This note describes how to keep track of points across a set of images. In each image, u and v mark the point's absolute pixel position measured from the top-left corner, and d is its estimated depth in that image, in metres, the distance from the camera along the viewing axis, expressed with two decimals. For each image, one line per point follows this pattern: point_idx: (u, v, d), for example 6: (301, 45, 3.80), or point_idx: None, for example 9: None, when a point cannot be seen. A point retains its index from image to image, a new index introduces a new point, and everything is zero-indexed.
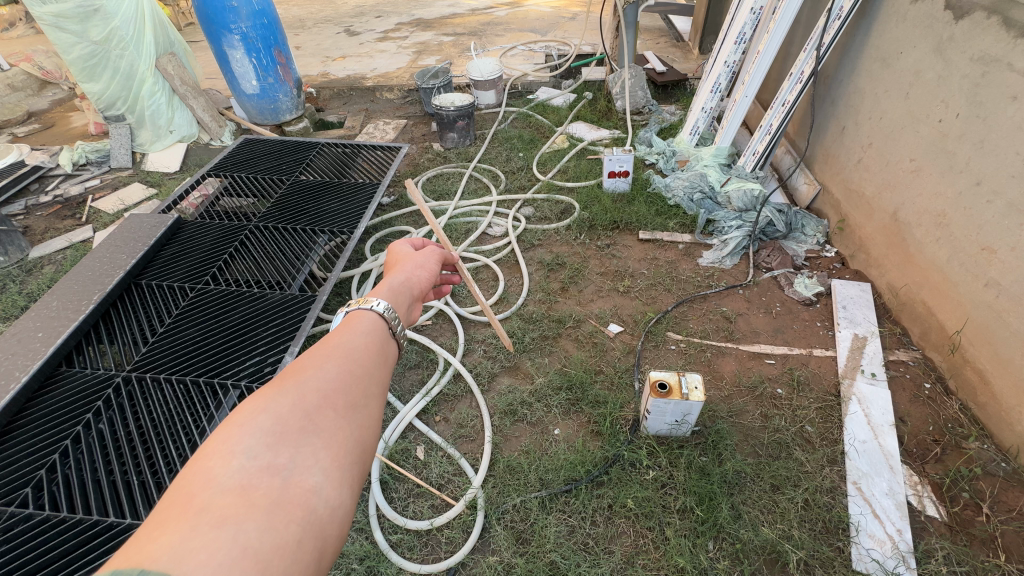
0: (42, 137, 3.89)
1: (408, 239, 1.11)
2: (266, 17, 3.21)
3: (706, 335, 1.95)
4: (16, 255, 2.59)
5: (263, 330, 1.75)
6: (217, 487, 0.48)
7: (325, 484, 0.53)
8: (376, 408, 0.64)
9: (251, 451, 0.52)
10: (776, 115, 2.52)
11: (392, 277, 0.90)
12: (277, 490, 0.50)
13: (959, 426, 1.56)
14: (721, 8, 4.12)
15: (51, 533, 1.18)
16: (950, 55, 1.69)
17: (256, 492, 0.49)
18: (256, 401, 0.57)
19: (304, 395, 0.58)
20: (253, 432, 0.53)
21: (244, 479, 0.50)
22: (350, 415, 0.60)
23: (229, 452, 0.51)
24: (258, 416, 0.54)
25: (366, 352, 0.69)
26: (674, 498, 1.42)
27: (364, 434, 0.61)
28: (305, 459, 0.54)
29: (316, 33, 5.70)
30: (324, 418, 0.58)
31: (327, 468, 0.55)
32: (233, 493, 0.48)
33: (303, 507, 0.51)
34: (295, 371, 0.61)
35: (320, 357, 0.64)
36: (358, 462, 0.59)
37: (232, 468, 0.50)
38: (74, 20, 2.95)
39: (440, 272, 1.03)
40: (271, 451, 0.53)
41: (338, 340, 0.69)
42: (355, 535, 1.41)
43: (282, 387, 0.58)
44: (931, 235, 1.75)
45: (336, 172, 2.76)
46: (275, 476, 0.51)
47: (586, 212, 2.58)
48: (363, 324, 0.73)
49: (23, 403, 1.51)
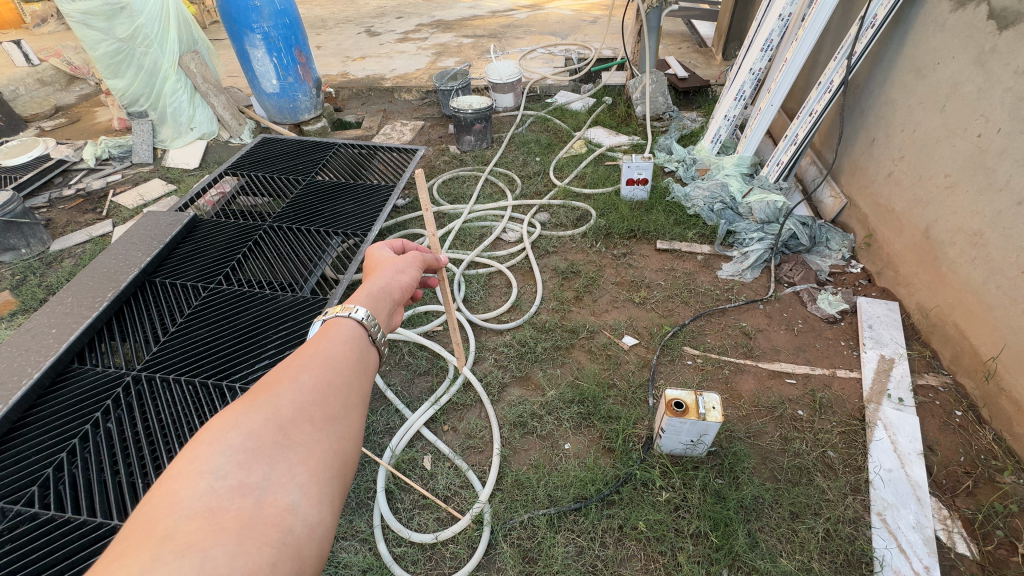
0: (68, 131, 3.97)
1: (384, 242, 1.08)
2: (288, 17, 3.22)
3: (724, 351, 1.89)
4: (38, 248, 2.63)
5: (273, 333, 1.74)
6: (183, 511, 0.45)
7: (302, 502, 0.50)
8: (356, 418, 0.61)
9: (220, 470, 0.48)
10: (802, 125, 2.44)
11: (371, 282, 0.86)
12: (250, 511, 0.47)
13: (993, 458, 1.48)
14: (746, 13, 4.04)
15: (55, 533, 1.18)
16: (993, 67, 1.61)
17: (227, 515, 0.46)
18: (226, 416, 0.53)
19: (278, 408, 0.55)
20: (223, 450, 0.50)
21: (213, 501, 0.46)
22: (328, 428, 0.57)
23: (196, 473, 0.48)
24: (228, 433, 0.51)
25: (345, 361, 0.66)
26: (688, 522, 1.37)
27: (343, 446, 0.58)
28: (280, 477, 0.51)
29: (337, 33, 5.74)
30: (300, 433, 0.54)
31: (304, 485, 0.52)
32: (201, 516, 0.45)
33: (278, 528, 0.47)
34: (268, 384, 0.58)
35: (296, 367, 0.61)
36: (337, 476, 0.56)
37: (200, 490, 0.47)
38: (101, 18, 3.01)
39: (422, 277, 1.00)
40: (243, 469, 0.49)
41: (316, 349, 0.66)
42: (359, 545, 1.38)
43: (255, 401, 0.55)
44: (966, 255, 1.68)
45: (352, 174, 2.75)
46: (248, 495, 0.48)
47: (603, 220, 2.53)
48: (343, 330, 0.70)
49: (34, 400, 1.51)
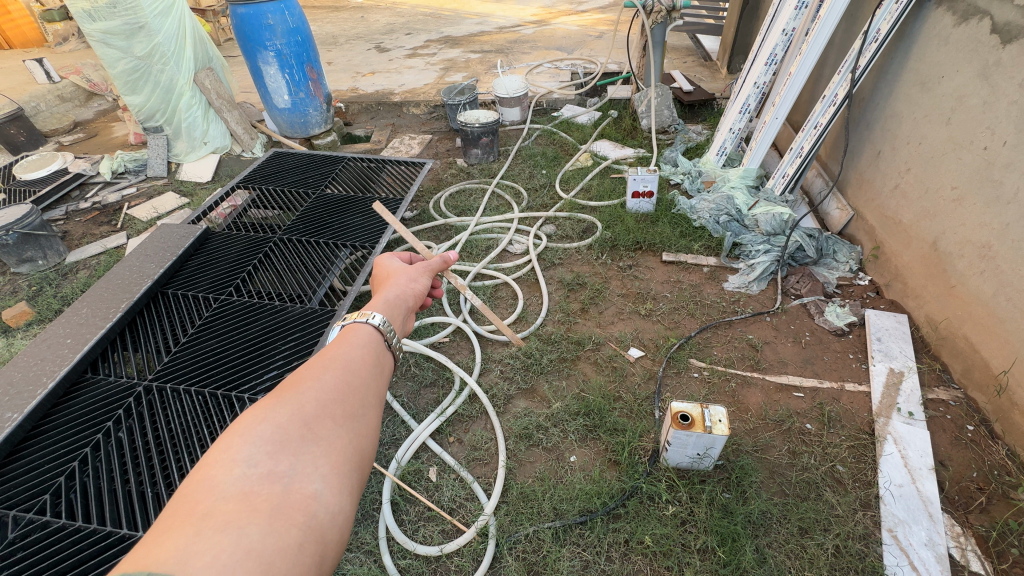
0: (86, 146, 4.07)
1: (394, 253, 1.10)
2: (300, 35, 3.32)
3: (731, 364, 1.88)
4: (54, 259, 2.69)
5: (283, 343, 1.76)
6: (219, 495, 0.46)
7: (326, 490, 0.51)
8: (374, 417, 0.62)
9: (251, 458, 0.50)
10: (807, 137, 2.45)
11: (387, 290, 0.88)
12: (278, 496, 0.48)
13: (1006, 474, 1.45)
14: (750, 28, 4.08)
15: (64, 542, 1.20)
16: (997, 80, 1.62)
17: (258, 498, 0.47)
18: (255, 412, 0.55)
19: (302, 404, 0.56)
20: (253, 440, 0.51)
21: (246, 486, 0.48)
22: (348, 424, 0.58)
23: (230, 460, 0.49)
24: (258, 425, 0.53)
25: (363, 363, 0.67)
26: (695, 537, 1.36)
27: (362, 442, 0.59)
28: (305, 466, 0.52)
29: (348, 50, 5.86)
30: (323, 427, 0.56)
31: (327, 475, 0.52)
32: (235, 499, 0.46)
33: (304, 512, 0.48)
34: (293, 383, 0.59)
35: (318, 367, 0.62)
36: (358, 470, 0.56)
37: (233, 476, 0.48)
38: (121, 36, 3.12)
39: (431, 288, 1.01)
40: (272, 458, 0.51)
41: (335, 351, 0.67)
42: (363, 557, 1.38)
43: (281, 397, 0.56)
44: (975, 267, 1.67)
45: (361, 187, 2.80)
46: (277, 482, 0.49)
47: (608, 232, 2.55)
48: (359, 335, 0.71)
49: (48, 409, 1.54)
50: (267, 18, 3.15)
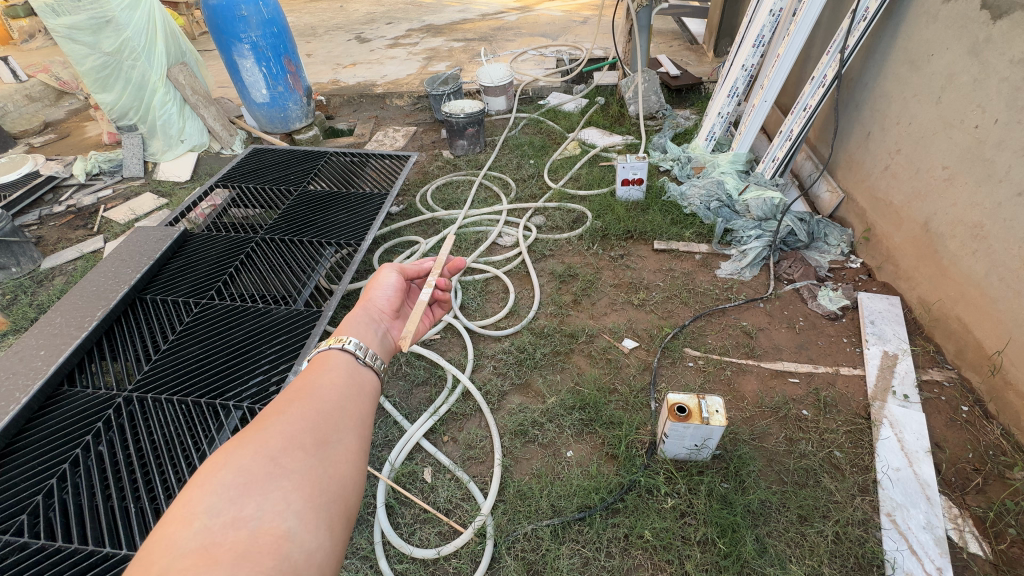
0: (59, 146, 3.95)
1: None
2: (276, 26, 3.20)
3: (726, 351, 1.87)
4: (29, 266, 2.60)
5: (267, 347, 1.71)
6: (178, 552, 0.45)
7: (299, 527, 0.50)
8: (350, 441, 0.61)
9: (213, 508, 0.48)
10: (797, 120, 2.42)
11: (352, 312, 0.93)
12: (245, 542, 0.47)
13: (1001, 454, 1.46)
14: (736, 9, 4.03)
15: (44, 564, 1.15)
16: (987, 57, 1.60)
17: (221, 549, 0.46)
18: (217, 457, 0.53)
19: (268, 441, 0.55)
20: (214, 489, 0.50)
21: (206, 538, 0.46)
22: (321, 453, 0.57)
23: (190, 514, 0.48)
24: (219, 471, 0.51)
25: (335, 391, 0.66)
26: (695, 529, 1.34)
27: (338, 471, 0.57)
28: (275, 505, 0.50)
29: (327, 41, 5.72)
30: (292, 461, 0.54)
31: (301, 510, 0.51)
32: (195, 554, 0.45)
33: (275, 555, 0.47)
34: (258, 421, 0.58)
35: (285, 401, 0.61)
36: (336, 500, 0.55)
37: (193, 530, 0.47)
38: (87, 32, 2.98)
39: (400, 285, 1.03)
40: (236, 504, 0.49)
41: (306, 383, 0.67)
42: (359, 563, 1.35)
43: (246, 437, 0.55)
44: (967, 248, 1.66)
45: (344, 182, 2.72)
46: (242, 528, 0.48)
47: (599, 221, 2.51)
48: (332, 366, 0.71)
49: (23, 424, 1.48)
50: (240, 9, 3.03)
